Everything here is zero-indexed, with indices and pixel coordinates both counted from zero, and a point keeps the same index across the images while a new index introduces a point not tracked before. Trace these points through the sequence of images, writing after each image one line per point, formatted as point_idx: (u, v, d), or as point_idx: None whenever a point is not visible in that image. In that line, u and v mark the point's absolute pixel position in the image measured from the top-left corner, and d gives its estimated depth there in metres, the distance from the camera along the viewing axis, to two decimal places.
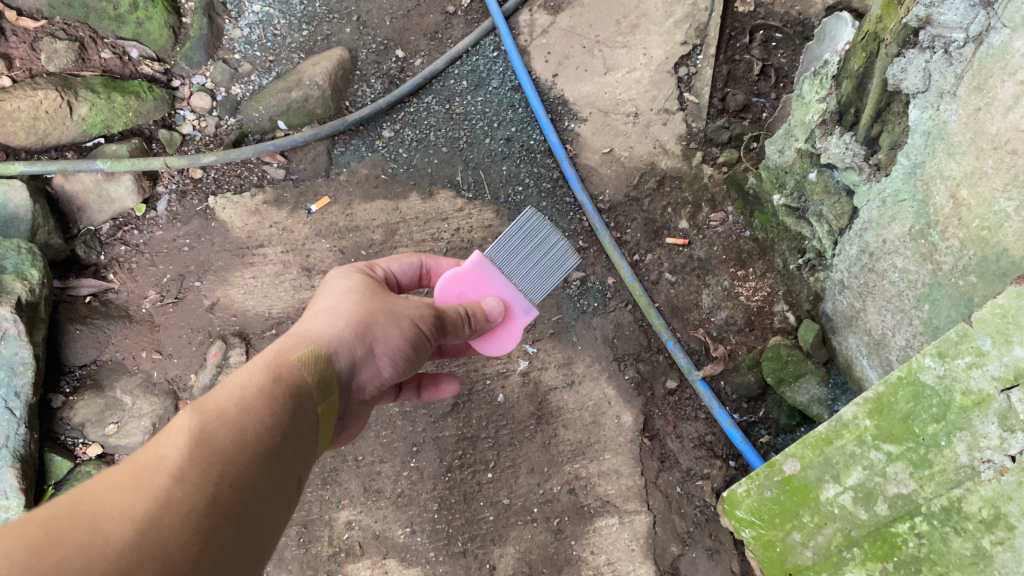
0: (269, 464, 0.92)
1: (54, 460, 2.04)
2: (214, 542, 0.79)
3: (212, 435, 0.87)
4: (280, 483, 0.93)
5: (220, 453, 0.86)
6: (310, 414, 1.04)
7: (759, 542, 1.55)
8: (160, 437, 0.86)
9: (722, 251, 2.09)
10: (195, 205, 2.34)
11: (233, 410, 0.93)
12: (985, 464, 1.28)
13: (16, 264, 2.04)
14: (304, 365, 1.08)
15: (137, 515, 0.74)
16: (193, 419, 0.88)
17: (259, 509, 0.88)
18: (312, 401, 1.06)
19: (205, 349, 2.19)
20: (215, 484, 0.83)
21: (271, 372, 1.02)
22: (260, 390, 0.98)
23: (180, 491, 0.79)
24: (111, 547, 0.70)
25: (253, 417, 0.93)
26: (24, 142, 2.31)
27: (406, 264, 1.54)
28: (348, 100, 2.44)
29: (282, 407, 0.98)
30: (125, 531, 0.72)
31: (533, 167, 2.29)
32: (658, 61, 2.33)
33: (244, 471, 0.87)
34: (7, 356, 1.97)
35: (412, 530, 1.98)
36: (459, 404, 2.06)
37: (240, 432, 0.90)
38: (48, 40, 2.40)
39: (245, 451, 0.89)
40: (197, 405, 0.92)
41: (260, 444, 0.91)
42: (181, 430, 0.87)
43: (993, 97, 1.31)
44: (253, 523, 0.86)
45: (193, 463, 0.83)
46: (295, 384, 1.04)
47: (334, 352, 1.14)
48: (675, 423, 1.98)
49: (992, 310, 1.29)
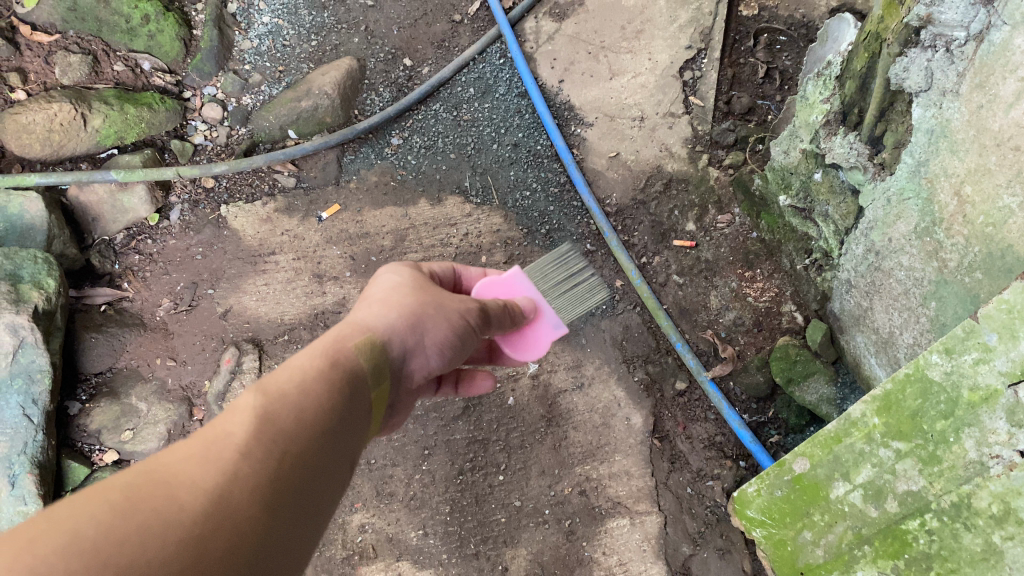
0: (328, 444, 0.92)
1: (72, 467, 2.07)
2: (276, 517, 0.81)
3: (276, 413, 0.88)
4: (337, 462, 0.94)
5: (284, 431, 0.87)
6: (366, 398, 1.05)
7: (770, 542, 1.55)
8: (227, 412, 0.87)
9: (729, 253, 2.11)
10: (207, 214, 2.37)
11: (296, 390, 0.93)
12: (994, 459, 1.29)
13: (33, 273, 2.08)
14: (361, 352, 1.08)
15: (208, 486, 0.76)
16: (258, 396, 0.90)
17: (318, 488, 0.89)
18: (366, 385, 1.06)
19: (219, 356, 2.21)
20: (280, 461, 0.84)
21: (328, 356, 1.03)
22: (321, 373, 0.99)
23: (246, 466, 0.81)
24: (185, 515, 0.72)
25: (315, 398, 0.94)
26: (40, 154, 2.35)
27: (446, 269, 1.51)
28: (357, 109, 2.48)
29: (340, 390, 0.99)
30: (198, 501, 0.74)
31: (540, 172, 2.31)
32: (663, 66, 2.35)
33: (306, 449, 0.88)
34: (25, 364, 2.00)
35: (426, 533, 2.00)
36: (470, 406, 2.08)
37: (303, 411, 0.91)
38: (62, 53, 2.44)
39: (307, 429, 0.90)
40: (262, 382, 0.93)
41: (321, 425, 0.92)
42: (246, 407, 0.88)
43: (995, 94, 1.33)
44: (311, 501, 0.88)
45: (259, 440, 0.84)
46: (354, 369, 1.04)
47: (389, 339, 1.15)
48: (684, 424, 2.00)
49: (998, 306, 1.30)
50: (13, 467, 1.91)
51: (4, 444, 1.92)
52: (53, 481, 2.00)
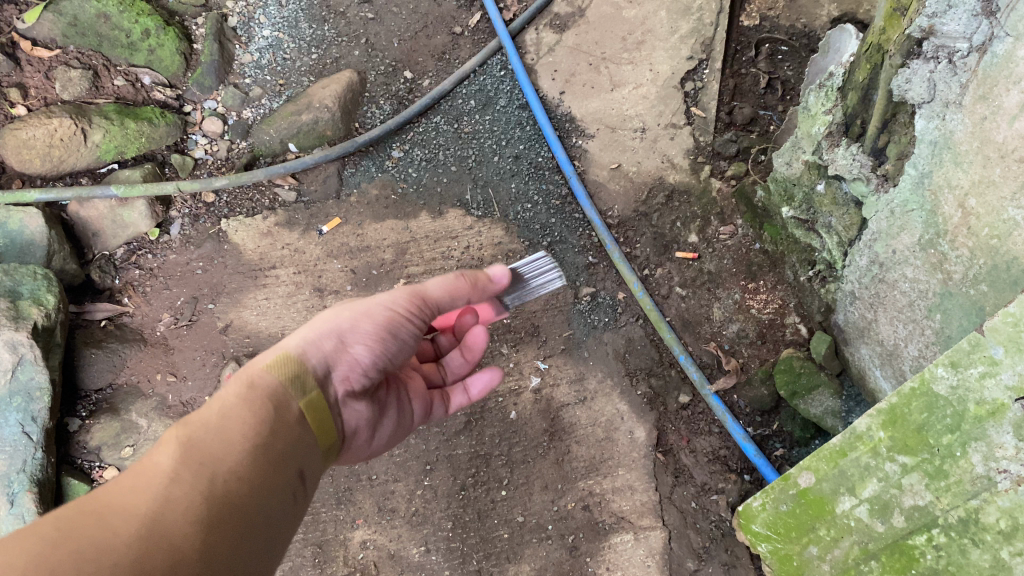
0: (261, 460, 0.97)
1: (72, 484, 2.04)
2: (217, 534, 0.85)
3: (200, 439, 0.93)
4: (275, 480, 0.99)
5: (210, 455, 0.92)
6: (295, 412, 1.09)
7: (776, 555, 1.56)
8: (151, 451, 0.92)
9: (732, 265, 2.10)
10: (207, 228, 2.37)
11: (218, 416, 0.99)
12: (1001, 474, 1.26)
13: (33, 289, 2.08)
14: (274, 371, 1.12)
15: (141, 512, 0.80)
16: (180, 430, 0.95)
17: (260, 504, 0.94)
18: (291, 401, 1.10)
19: (219, 371, 2.19)
20: (211, 481, 0.89)
21: (245, 381, 1.07)
22: (240, 397, 1.03)
23: (177, 490, 0.85)
24: (119, 541, 0.75)
25: (238, 420, 0.99)
26: (40, 169, 2.35)
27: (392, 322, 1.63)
28: (357, 122, 2.47)
29: (263, 408, 1.03)
30: (131, 527, 0.78)
31: (541, 184, 2.30)
32: (664, 77, 2.34)
33: (237, 469, 0.93)
34: (25, 381, 1.99)
35: (428, 549, 1.98)
36: (472, 421, 2.07)
37: (226, 435, 0.96)
38: (63, 69, 2.45)
39: (235, 450, 0.95)
40: (184, 420, 0.98)
41: (249, 443, 0.97)
42: (170, 440, 0.93)
43: (998, 106, 1.31)
44: (252, 516, 0.92)
45: (186, 465, 0.89)
46: (274, 388, 1.09)
47: (306, 351, 1.18)
48: (688, 437, 1.98)
49: (1004, 318, 1.26)
50: (12, 485, 1.90)
51: (3, 462, 1.91)
52: (54, 498, 1.99)
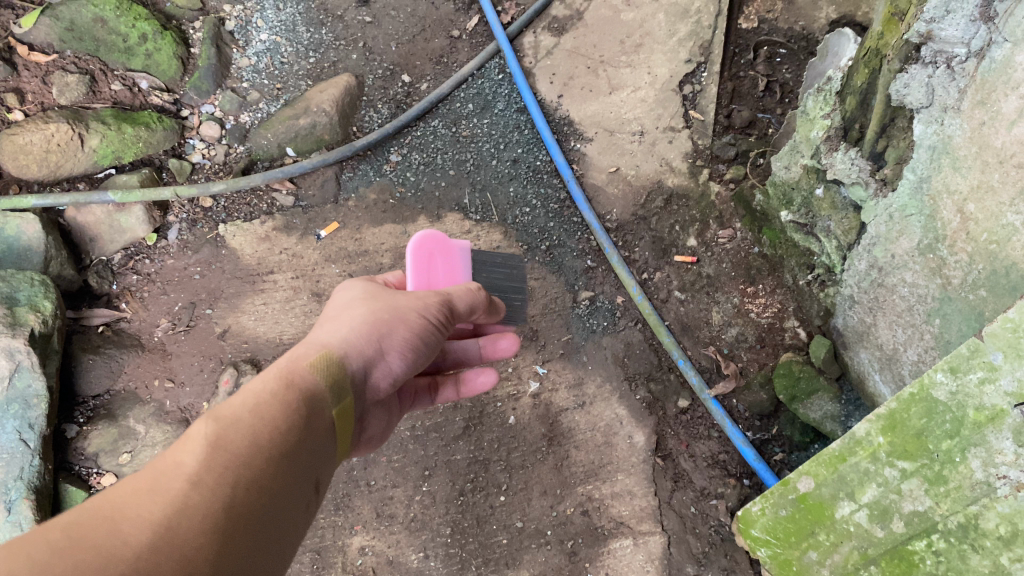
0: (283, 465, 0.97)
1: (70, 491, 2.04)
2: (232, 544, 0.84)
3: (228, 439, 0.93)
4: (295, 486, 0.99)
5: (235, 457, 0.92)
6: (323, 418, 1.10)
7: (775, 560, 1.58)
8: (178, 444, 0.92)
9: (731, 268, 2.09)
10: (206, 233, 2.36)
11: (249, 415, 0.99)
12: (1000, 480, 1.26)
13: (30, 296, 2.08)
14: (317, 370, 1.14)
15: (157, 519, 0.79)
16: (210, 425, 0.95)
17: (278, 511, 0.94)
18: (323, 405, 1.11)
19: (217, 376, 2.19)
20: (232, 487, 0.89)
21: (282, 377, 1.08)
22: (275, 396, 1.03)
23: (197, 495, 0.84)
24: (130, 549, 0.74)
25: (268, 422, 0.99)
26: (37, 174, 2.35)
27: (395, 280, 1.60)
28: (355, 125, 2.46)
29: (296, 410, 1.04)
30: (144, 535, 0.77)
31: (540, 188, 2.30)
32: (663, 80, 2.34)
33: (260, 475, 0.93)
34: (22, 389, 1.99)
35: (426, 555, 1.98)
36: (470, 426, 2.07)
37: (255, 436, 0.96)
38: (60, 73, 2.45)
39: (262, 454, 0.95)
40: (214, 411, 0.98)
41: (276, 447, 0.97)
42: (198, 435, 0.93)
43: (996, 112, 1.31)
44: (269, 524, 0.91)
45: (210, 468, 0.88)
46: (310, 388, 1.10)
47: (345, 353, 1.21)
48: (687, 442, 1.97)
49: (1003, 324, 1.25)
50: (10, 492, 1.90)
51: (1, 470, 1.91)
52: (51, 506, 1.99)
